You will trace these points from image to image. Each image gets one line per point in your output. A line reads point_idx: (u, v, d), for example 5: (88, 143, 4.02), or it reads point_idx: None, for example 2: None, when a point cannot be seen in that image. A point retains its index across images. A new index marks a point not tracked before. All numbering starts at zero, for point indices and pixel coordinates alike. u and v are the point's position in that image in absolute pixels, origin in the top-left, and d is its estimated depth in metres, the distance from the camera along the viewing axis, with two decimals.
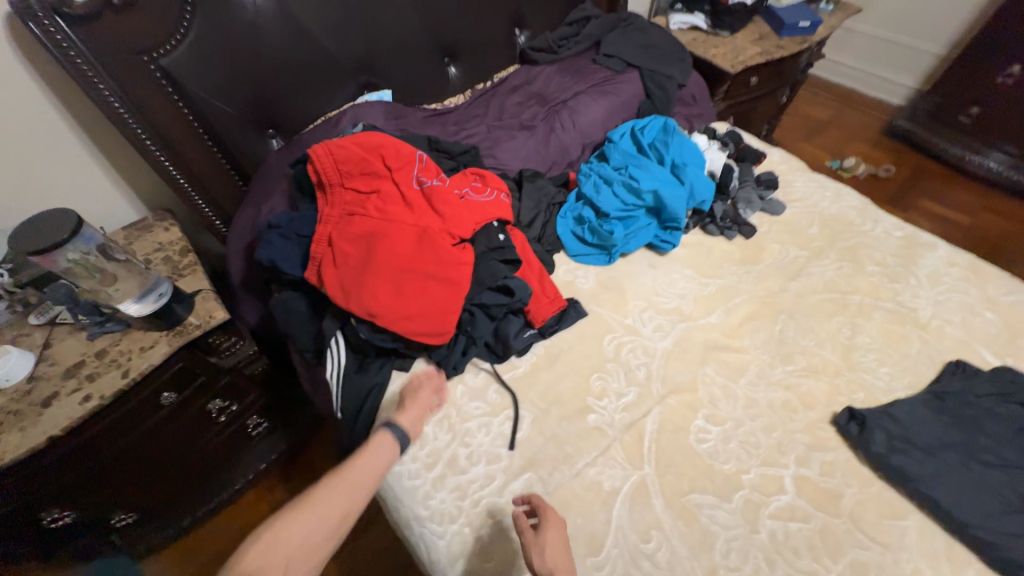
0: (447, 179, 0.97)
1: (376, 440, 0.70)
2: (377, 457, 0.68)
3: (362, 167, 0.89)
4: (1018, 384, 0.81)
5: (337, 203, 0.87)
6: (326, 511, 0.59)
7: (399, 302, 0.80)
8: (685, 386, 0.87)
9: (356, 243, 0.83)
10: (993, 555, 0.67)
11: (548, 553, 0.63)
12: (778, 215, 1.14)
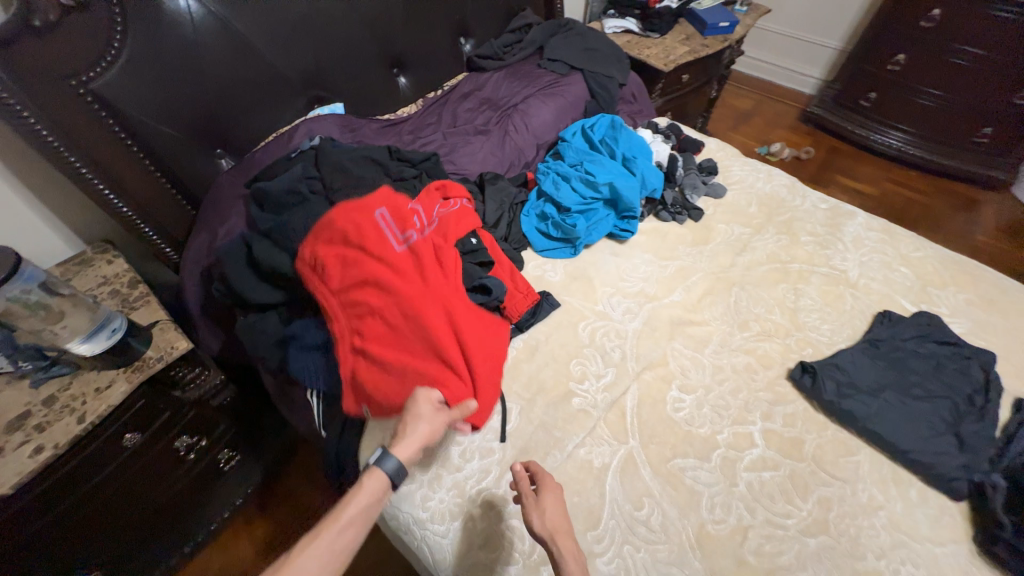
0: (416, 210, 0.93)
1: (366, 485, 0.56)
2: (364, 508, 0.54)
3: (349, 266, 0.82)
4: (933, 324, 0.93)
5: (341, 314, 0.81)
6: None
7: (448, 375, 0.79)
8: (657, 361, 0.93)
9: (386, 347, 0.80)
10: (931, 473, 0.77)
11: (547, 516, 0.62)
12: (720, 197, 1.24)
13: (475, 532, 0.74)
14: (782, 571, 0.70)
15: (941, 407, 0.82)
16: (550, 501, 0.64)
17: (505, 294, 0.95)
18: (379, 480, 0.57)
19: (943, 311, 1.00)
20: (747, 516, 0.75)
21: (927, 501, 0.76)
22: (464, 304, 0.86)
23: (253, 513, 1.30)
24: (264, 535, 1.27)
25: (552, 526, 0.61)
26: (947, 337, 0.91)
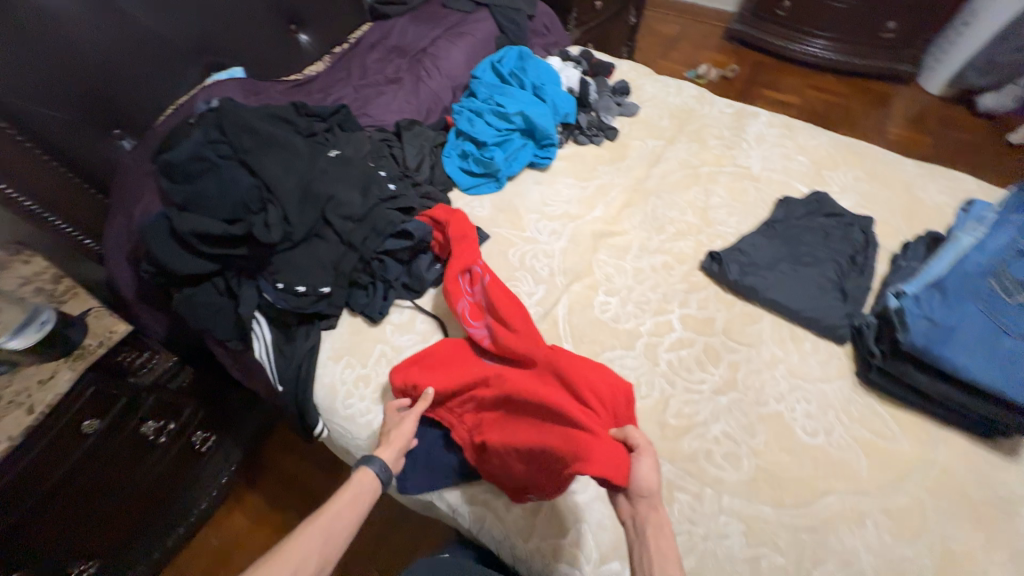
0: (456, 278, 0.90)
1: (355, 479, 0.66)
2: (356, 499, 0.64)
3: (444, 384, 0.81)
4: (822, 201, 1.04)
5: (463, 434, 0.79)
6: (300, 567, 0.55)
7: (583, 439, 0.66)
8: (583, 272, 1.01)
9: (510, 436, 0.74)
10: (820, 325, 0.88)
11: (641, 478, 0.62)
12: (634, 115, 1.30)
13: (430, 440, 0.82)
14: (699, 425, 0.81)
15: (826, 269, 0.93)
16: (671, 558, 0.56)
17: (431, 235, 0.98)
18: (369, 475, 0.67)
19: (835, 190, 1.10)
20: (669, 389, 0.85)
21: (818, 349, 0.88)
22: (562, 361, 0.77)
23: (239, 486, 1.35)
24: (255, 503, 1.33)
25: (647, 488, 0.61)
26: (833, 210, 1.02)
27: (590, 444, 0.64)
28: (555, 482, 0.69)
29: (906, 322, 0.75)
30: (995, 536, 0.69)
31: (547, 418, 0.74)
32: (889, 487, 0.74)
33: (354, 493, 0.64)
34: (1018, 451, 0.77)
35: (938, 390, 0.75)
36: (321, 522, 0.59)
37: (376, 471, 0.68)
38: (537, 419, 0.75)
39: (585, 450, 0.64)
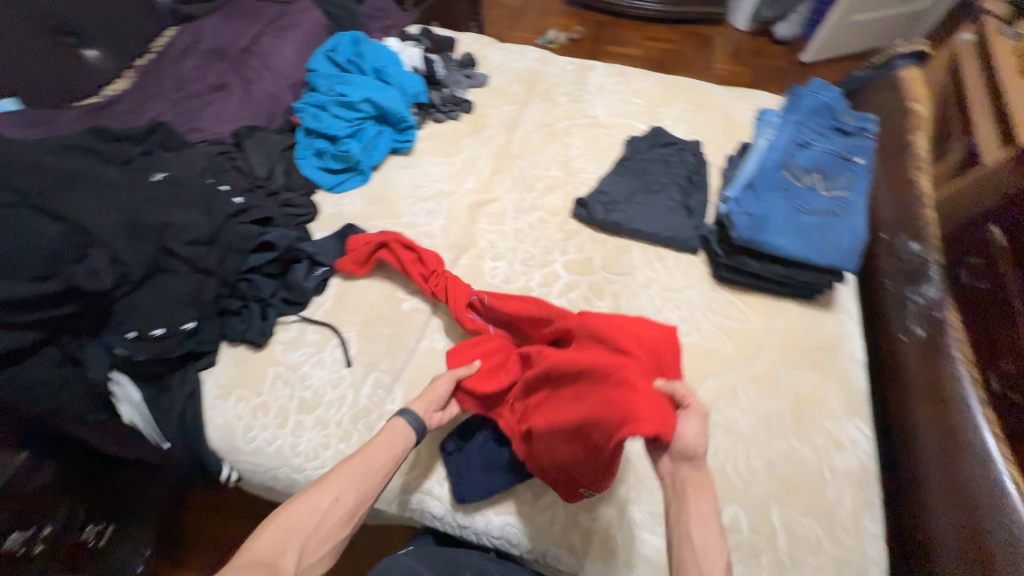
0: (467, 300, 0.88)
1: (392, 424, 0.66)
2: (391, 443, 0.64)
3: (483, 377, 0.77)
4: (659, 135, 1.17)
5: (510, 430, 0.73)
6: (340, 497, 0.57)
7: (619, 400, 0.57)
8: (468, 244, 1.03)
9: (552, 416, 0.66)
10: (677, 241, 1.01)
11: (692, 439, 0.58)
12: (485, 85, 1.33)
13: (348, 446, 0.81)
14: None
15: (671, 192, 1.06)
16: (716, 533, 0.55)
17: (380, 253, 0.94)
18: (401, 424, 0.66)
19: (668, 123, 1.24)
20: None
21: (680, 262, 1.01)
22: (596, 326, 0.70)
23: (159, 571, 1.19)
24: None
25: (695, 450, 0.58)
26: (669, 141, 1.15)
27: (629, 402, 0.56)
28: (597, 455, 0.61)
29: (733, 221, 0.89)
30: (828, 373, 0.87)
31: (578, 391, 0.65)
32: (749, 358, 0.88)
33: (394, 436, 0.64)
34: (832, 302, 0.96)
35: (767, 270, 0.91)
36: (362, 458, 0.61)
37: (404, 421, 0.67)
38: (570, 395, 0.66)
39: (623, 410, 0.56)
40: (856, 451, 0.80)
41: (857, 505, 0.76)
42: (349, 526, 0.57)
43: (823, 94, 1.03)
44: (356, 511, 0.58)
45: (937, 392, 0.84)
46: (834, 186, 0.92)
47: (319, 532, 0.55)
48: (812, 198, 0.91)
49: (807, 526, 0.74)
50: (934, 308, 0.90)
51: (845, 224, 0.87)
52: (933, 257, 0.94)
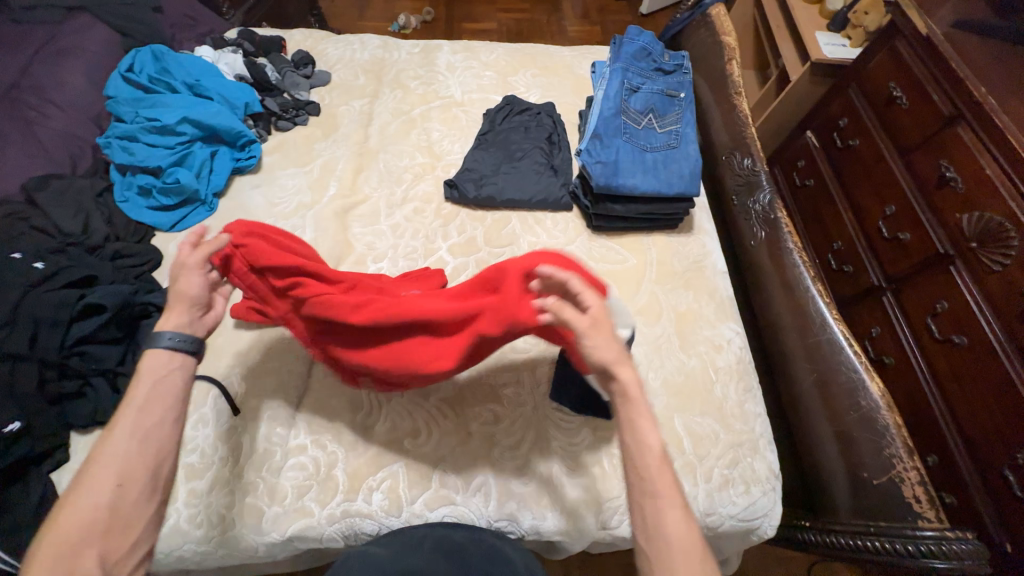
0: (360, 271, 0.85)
1: (146, 364, 0.56)
2: (167, 395, 0.56)
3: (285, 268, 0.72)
4: (513, 103, 1.18)
5: (312, 324, 0.73)
6: (124, 481, 0.50)
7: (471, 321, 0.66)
8: (344, 252, 0.98)
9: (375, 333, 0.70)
10: (549, 203, 1.04)
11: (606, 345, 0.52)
12: (329, 82, 1.24)
13: (259, 494, 0.74)
14: None
15: (535, 156, 1.09)
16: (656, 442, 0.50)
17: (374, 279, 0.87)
18: (172, 358, 0.58)
19: (522, 90, 1.26)
20: None
21: (557, 221, 1.05)
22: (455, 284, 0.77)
23: None
24: None
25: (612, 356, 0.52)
26: (523, 107, 1.17)
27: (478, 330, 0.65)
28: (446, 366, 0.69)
29: (588, 172, 0.95)
30: (699, 289, 0.98)
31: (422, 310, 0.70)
32: (633, 294, 0.96)
33: (165, 383, 0.56)
34: (692, 226, 1.06)
35: (630, 211, 0.98)
36: (131, 422, 0.52)
37: (172, 351, 0.58)
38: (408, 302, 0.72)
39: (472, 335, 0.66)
40: (732, 347, 0.92)
41: (740, 394, 0.87)
42: (156, 497, 0.52)
43: (640, 39, 1.10)
44: (157, 479, 0.52)
45: (783, 280, 0.97)
46: (666, 122, 1.02)
47: (116, 520, 0.49)
48: (651, 136, 1.00)
49: (705, 423, 0.83)
50: (770, 211, 1.04)
51: (682, 154, 0.98)
52: (761, 167, 1.09)
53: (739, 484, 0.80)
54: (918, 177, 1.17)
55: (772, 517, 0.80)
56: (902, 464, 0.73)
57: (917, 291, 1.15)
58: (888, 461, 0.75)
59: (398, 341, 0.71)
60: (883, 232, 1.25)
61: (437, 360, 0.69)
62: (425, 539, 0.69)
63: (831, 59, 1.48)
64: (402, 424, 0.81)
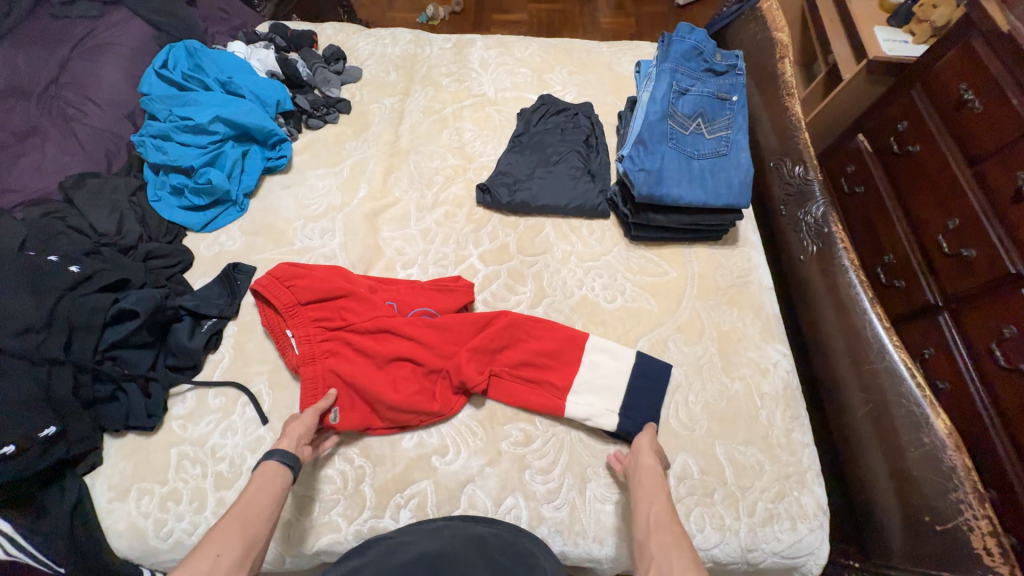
0: (376, 287, 0.88)
1: (261, 472, 0.63)
2: (266, 492, 0.61)
3: (306, 304, 0.83)
4: (549, 103, 1.13)
5: (318, 350, 0.81)
6: (222, 551, 0.53)
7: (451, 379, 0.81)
8: (374, 258, 0.95)
9: (365, 370, 0.79)
10: (585, 210, 1.00)
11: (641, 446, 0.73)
12: (359, 78, 1.21)
13: (287, 506, 0.73)
14: None
15: (572, 160, 1.04)
16: (663, 509, 0.64)
17: (399, 290, 0.88)
18: (277, 468, 0.64)
19: (558, 89, 1.21)
20: None
21: (593, 230, 1.00)
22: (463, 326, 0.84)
23: None
24: None
25: (641, 449, 0.72)
26: (560, 107, 1.12)
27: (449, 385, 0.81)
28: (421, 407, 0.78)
29: (631, 180, 0.90)
30: (744, 307, 0.92)
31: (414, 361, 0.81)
32: (673, 310, 0.91)
33: (268, 482, 0.62)
34: (737, 238, 1.00)
35: (672, 222, 0.93)
36: (238, 512, 0.58)
37: (280, 463, 0.64)
38: (402, 350, 0.81)
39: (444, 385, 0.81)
40: (779, 371, 0.86)
41: (787, 422, 0.82)
42: (245, 566, 0.54)
43: (690, 37, 1.03)
44: (250, 549, 0.55)
45: (836, 300, 0.91)
46: (715, 127, 0.96)
47: None
48: (699, 143, 0.94)
49: (748, 453, 0.78)
50: (822, 224, 0.97)
51: (731, 162, 0.92)
52: (814, 176, 1.02)
53: (785, 520, 0.75)
54: (989, 190, 1.08)
55: (819, 556, 0.75)
56: (970, 511, 0.67)
57: (981, 313, 1.06)
58: (954, 506, 0.69)
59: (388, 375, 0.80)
60: (943, 247, 1.16)
61: (413, 408, 0.78)
62: (445, 526, 0.69)
63: (890, 58, 1.38)
64: (431, 440, 0.79)
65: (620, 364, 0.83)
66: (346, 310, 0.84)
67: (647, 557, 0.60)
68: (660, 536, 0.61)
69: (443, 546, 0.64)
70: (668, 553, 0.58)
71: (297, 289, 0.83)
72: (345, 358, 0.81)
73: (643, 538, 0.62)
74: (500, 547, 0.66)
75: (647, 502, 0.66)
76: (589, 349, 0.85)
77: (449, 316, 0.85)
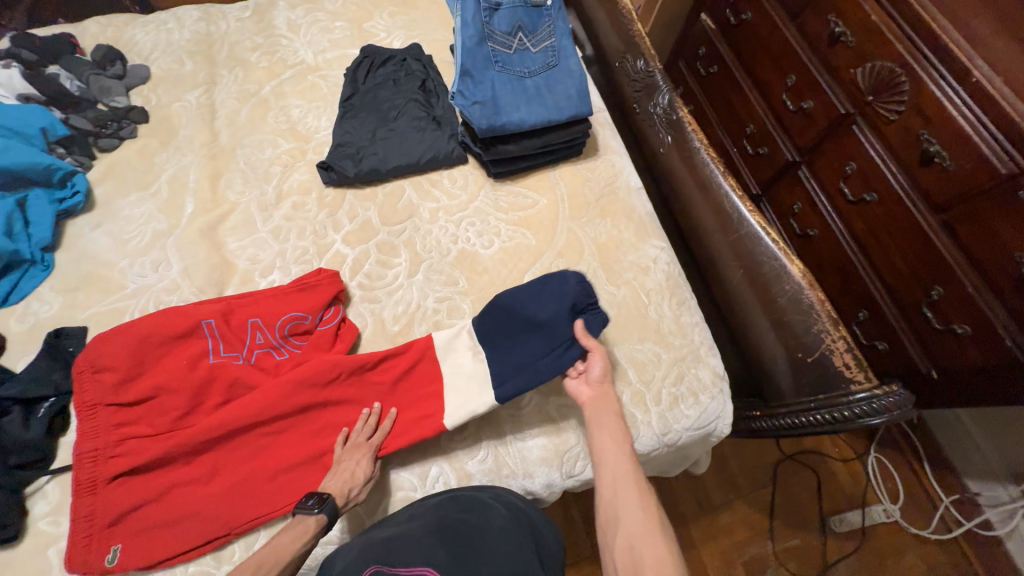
0: (210, 328, 0.77)
1: (305, 524, 0.62)
2: (297, 535, 0.61)
3: (112, 392, 0.72)
4: (371, 54, 1.03)
5: (112, 462, 0.69)
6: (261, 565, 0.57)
7: (271, 470, 0.71)
8: (225, 275, 0.86)
9: (169, 480, 0.69)
10: (440, 159, 0.94)
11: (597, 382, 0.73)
12: (149, 78, 1.03)
13: (204, 558, 0.68)
14: (417, 310, 0.84)
15: (411, 111, 0.97)
16: (627, 460, 0.64)
17: (258, 302, 0.80)
18: (311, 520, 0.62)
19: (383, 36, 1.10)
20: (377, 307, 0.85)
21: (453, 179, 0.95)
22: (295, 379, 0.74)
23: None
24: None
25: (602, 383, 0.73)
26: (384, 57, 1.03)
27: (271, 479, 0.71)
28: (225, 515, 0.68)
29: (467, 116, 0.85)
30: (616, 215, 0.93)
31: (233, 456, 0.72)
32: (550, 238, 0.90)
33: (303, 531, 0.61)
34: (597, 147, 1.00)
35: (525, 147, 0.90)
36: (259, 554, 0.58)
37: (321, 514, 0.63)
38: (220, 444, 0.72)
39: (264, 478, 0.70)
40: (659, 265, 0.89)
41: (675, 309, 0.86)
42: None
43: None
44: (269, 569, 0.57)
45: (697, 182, 0.94)
46: (538, 39, 0.92)
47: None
48: (527, 60, 0.90)
49: (645, 349, 0.82)
50: (671, 112, 1.00)
51: (563, 72, 0.91)
52: (655, 68, 1.04)
53: (688, 397, 0.80)
54: (811, 41, 1.13)
55: (725, 417, 0.82)
56: (830, 336, 0.78)
57: (827, 158, 1.15)
58: (818, 336, 0.79)
59: (187, 487, 0.69)
60: (787, 106, 1.22)
61: (223, 519, 0.68)
62: (421, 502, 0.67)
63: None
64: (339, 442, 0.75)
65: (478, 363, 0.77)
66: (158, 396, 0.73)
67: (615, 525, 0.60)
68: (626, 492, 0.61)
69: (402, 529, 0.61)
70: (638, 518, 0.59)
71: (103, 369, 0.72)
72: (147, 468, 0.70)
73: (609, 496, 0.62)
74: (455, 505, 0.65)
75: (613, 453, 0.65)
76: (443, 359, 0.79)
77: (255, 395, 0.73)
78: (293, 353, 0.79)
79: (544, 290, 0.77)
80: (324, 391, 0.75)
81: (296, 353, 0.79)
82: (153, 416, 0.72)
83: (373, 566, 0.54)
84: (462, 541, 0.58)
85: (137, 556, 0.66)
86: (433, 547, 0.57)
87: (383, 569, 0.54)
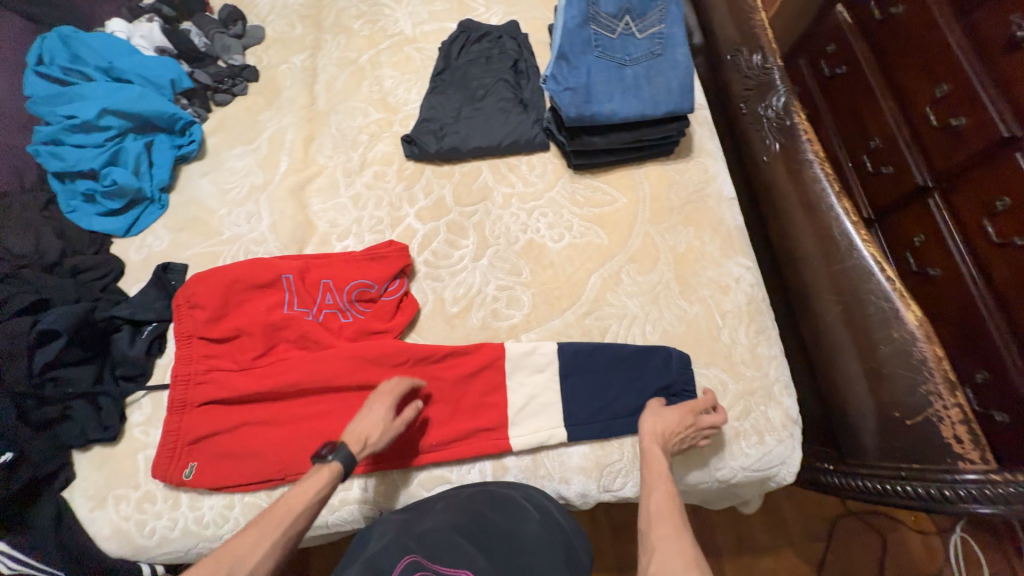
0: (288, 282, 0.82)
1: (320, 475, 0.62)
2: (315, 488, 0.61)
3: (201, 327, 0.79)
4: (469, 28, 1.02)
5: (196, 390, 0.77)
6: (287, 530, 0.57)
7: (328, 428, 0.75)
8: (306, 234, 0.91)
9: (241, 416, 0.76)
10: (522, 145, 0.91)
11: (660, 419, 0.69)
12: (264, 39, 1.10)
13: (259, 493, 0.74)
14: (477, 295, 0.84)
15: (500, 92, 0.95)
16: (663, 495, 0.61)
17: (332, 264, 0.84)
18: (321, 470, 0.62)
19: (482, 11, 1.07)
20: (439, 286, 0.86)
21: (532, 166, 0.92)
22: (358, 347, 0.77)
23: None
24: None
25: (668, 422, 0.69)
26: (481, 33, 1.01)
27: (326, 436, 0.75)
28: (283, 459, 0.74)
29: (557, 102, 0.81)
30: (701, 224, 0.85)
31: (295, 408, 0.77)
32: (624, 240, 0.85)
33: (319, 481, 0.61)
34: (691, 148, 0.92)
35: (613, 142, 0.85)
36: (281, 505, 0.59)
37: (335, 460, 0.63)
38: (287, 395, 0.77)
39: (320, 432, 0.75)
40: (741, 286, 0.81)
41: (751, 337, 0.78)
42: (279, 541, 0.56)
43: None
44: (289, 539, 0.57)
45: (803, 201, 0.83)
46: (646, 24, 0.85)
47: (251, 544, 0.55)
48: (629, 46, 0.84)
49: (709, 375, 0.76)
50: (785, 117, 0.89)
51: (668, 63, 0.83)
52: (775, 64, 0.92)
53: (752, 435, 0.73)
54: (980, 45, 0.94)
55: (790, 464, 0.74)
56: (942, 402, 0.67)
57: (972, 189, 0.97)
58: (924, 399, 0.68)
59: (257, 426, 0.76)
60: (931, 121, 1.04)
61: (280, 463, 0.73)
62: (467, 488, 0.68)
63: None
64: None
65: (551, 394, 0.76)
66: (239, 338, 0.80)
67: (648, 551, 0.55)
68: (662, 527, 0.57)
69: (448, 522, 0.60)
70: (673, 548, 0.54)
71: (197, 305, 0.79)
72: (224, 401, 0.77)
73: (643, 528, 0.58)
74: (488, 501, 0.64)
75: (653, 489, 0.62)
76: (511, 372, 0.78)
77: (322, 355, 0.77)
78: (357, 318, 0.82)
79: (646, 361, 0.76)
80: (381, 361, 0.78)
81: (360, 320, 0.81)
82: (233, 355, 0.79)
83: (413, 557, 0.54)
84: (501, 548, 0.58)
85: (207, 477, 0.73)
86: (470, 550, 0.56)
87: (422, 563, 0.54)
